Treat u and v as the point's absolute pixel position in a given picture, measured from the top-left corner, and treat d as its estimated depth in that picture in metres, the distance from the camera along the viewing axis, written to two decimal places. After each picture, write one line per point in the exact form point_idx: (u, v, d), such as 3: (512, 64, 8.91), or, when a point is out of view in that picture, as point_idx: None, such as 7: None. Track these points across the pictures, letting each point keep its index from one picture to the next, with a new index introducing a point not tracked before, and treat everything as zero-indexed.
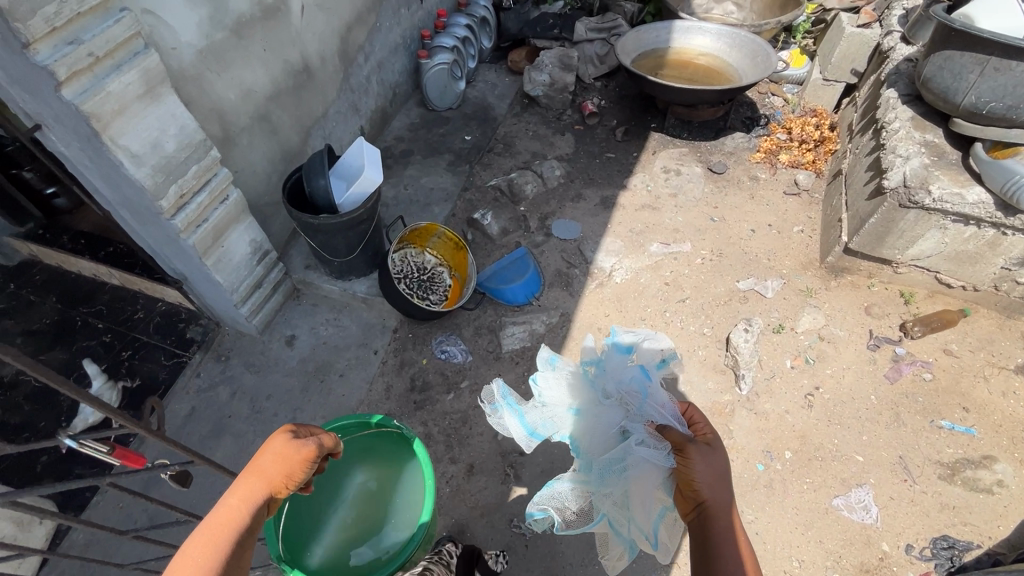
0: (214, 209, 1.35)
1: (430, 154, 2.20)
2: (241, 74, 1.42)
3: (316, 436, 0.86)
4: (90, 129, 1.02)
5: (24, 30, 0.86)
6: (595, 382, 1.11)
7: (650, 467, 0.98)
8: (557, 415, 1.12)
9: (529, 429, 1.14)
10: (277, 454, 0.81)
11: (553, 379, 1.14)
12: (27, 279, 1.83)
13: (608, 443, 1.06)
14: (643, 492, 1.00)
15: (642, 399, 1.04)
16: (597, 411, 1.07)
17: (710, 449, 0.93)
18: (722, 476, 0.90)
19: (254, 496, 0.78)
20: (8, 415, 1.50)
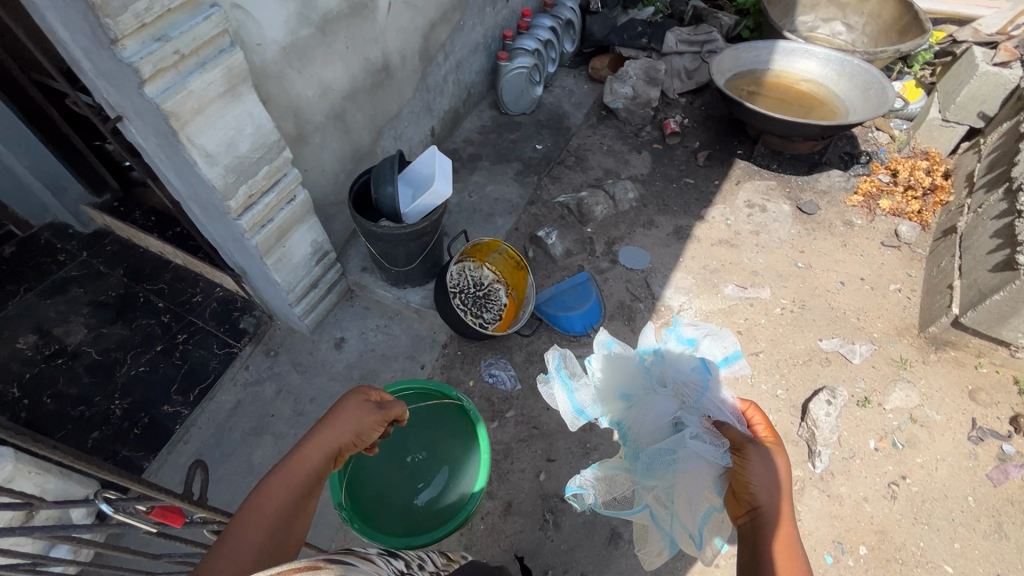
0: (280, 210, 1.32)
1: (498, 161, 2.12)
2: (321, 71, 1.37)
3: (385, 402, 0.92)
4: (168, 127, 0.99)
5: (113, 26, 0.82)
6: (652, 371, 1.11)
7: (702, 463, 0.96)
8: (609, 397, 1.13)
9: (578, 407, 1.16)
10: (353, 409, 0.86)
11: (609, 362, 1.15)
12: (99, 249, 1.88)
13: (658, 431, 1.05)
14: (690, 487, 0.98)
15: (700, 392, 1.03)
16: (650, 398, 1.08)
17: (772, 453, 0.85)
18: (782, 483, 0.80)
19: (329, 444, 0.82)
20: (69, 385, 1.54)
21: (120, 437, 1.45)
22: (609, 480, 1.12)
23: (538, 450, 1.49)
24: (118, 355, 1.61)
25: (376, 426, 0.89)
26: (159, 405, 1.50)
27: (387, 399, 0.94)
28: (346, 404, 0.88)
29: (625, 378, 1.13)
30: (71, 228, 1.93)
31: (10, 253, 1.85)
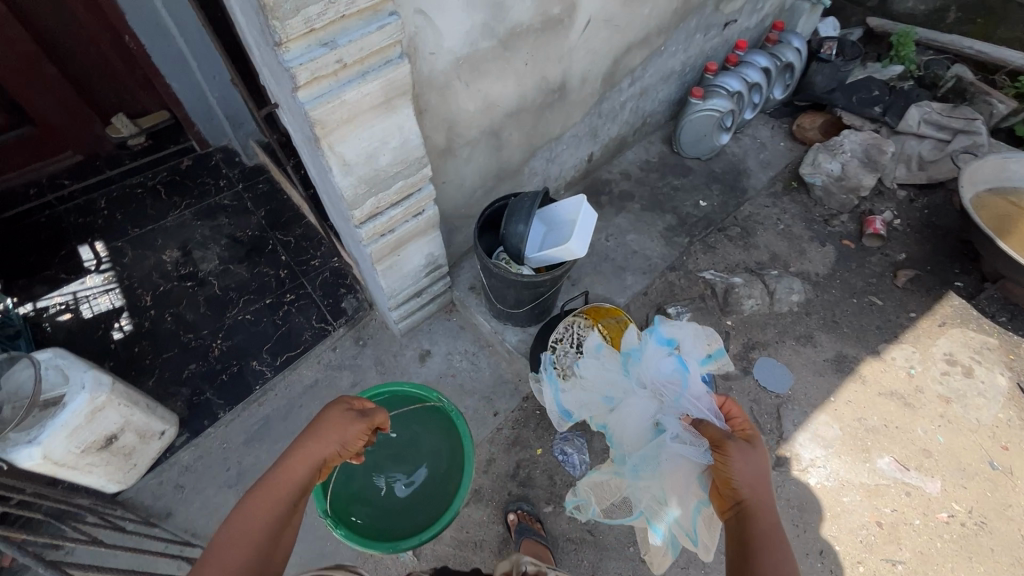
0: (404, 222, 1.24)
1: (650, 208, 1.88)
2: (491, 86, 1.24)
3: (368, 411, 0.88)
4: (313, 132, 0.92)
5: (279, 29, 0.75)
6: (632, 372, 1.25)
7: (682, 458, 1.03)
8: (596, 396, 1.28)
9: (566, 409, 1.32)
10: (333, 420, 0.83)
11: (594, 364, 1.29)
12: (253, 185, 2.00)
13: (639, 430, 1.17)
14: (676, 488, 1.03)
15: (677, 391, 1.15)
16: (630, 399, 1.21)
17: (750, 445, 0.87)
18: (762, 477, 0.83)
19: (313, 455, 0.79)
20: (188, 311, 1.66)
21: (210, 378, 1.53)
22: (599, 482, 1.22)
23: (585, 560, 1.32)
24: (234, 296, 1.70)
25: (362, 436, 0.86)
26: (250, 359, 1.56)
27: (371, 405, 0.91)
28: (327, 413, 0.85)
29: (609, 380, 1.27)
30: (238, 157, 2.08)
31: (185, 166, 2.03)
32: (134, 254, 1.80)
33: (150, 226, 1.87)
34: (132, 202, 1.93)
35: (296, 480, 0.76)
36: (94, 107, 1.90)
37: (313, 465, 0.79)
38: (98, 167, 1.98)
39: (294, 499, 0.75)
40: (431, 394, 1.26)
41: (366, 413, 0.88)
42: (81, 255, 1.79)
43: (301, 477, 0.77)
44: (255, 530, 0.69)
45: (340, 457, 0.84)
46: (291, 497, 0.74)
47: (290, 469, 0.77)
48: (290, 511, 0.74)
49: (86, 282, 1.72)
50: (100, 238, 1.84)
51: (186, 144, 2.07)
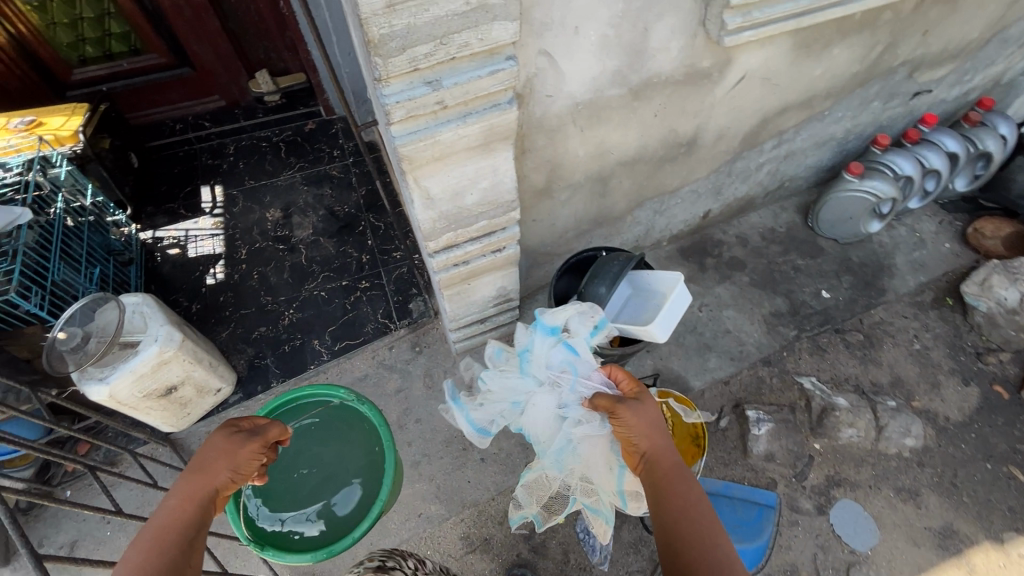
0: (480, 257, 1.17)
1: (759, 285, 1.66)
2: (608, 133, 1.11)
3: (255, 431, 0.94)
4: (401, 164, 0.87)
5: (381, 66, 0.69)
6: (528, 370, 1.16)
7: (595, 438, 1.07)
8: (501, 409, 1.18)
9: (483, 430, 1.20)
10: (220, 445, 0.88)
11: (495, 377, 1.19)
12: (361, 162, 2.04)
13: (550, 428, 1.12)
14: (598, 459, 1.08)
15: (571, 378, 1.11)
16: (535, 399, 1.13)
17: (638, 402, 0.94)
18: (655, 427, 0.90)
19: (205, 480, 0.83)
20: (272, 274, 1.74)
21: (274, 345, 1.59)
22: (532, 485, 1.18)
23: None
24: (315, 269, 1.75)
25: (255, 453, 0.92)
26: (313, 337, 1.61)
27: (257, 422, 0.97)
28: (213, 444, 0.89)
29: (510, 388, 1.17)
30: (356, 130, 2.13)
31: (308, 129, 2.12)
32: (243, 205, 1.91)
33: (264, 181, 1.98)
34: (255, 155, 2.05)
35: (191, 505, 0.80)
36: (243, 59, 2.03)
37: (207, 492, 0.83)
38: (235, 115, 2.13)
39: (194, 525, 0.78)
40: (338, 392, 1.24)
41: (254, 432, 0.95)
42: (201, 196, 1.93)
43: (198, 499, 0.81)
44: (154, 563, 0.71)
45: (236, 481, 0.89)
46: (188, 523, 0.78)
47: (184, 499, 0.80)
48: (194, 537, 0.77)
49: (198, 223, 1.86)
50: (220, 183, 1.97)
51: (314, 108, 2.16)
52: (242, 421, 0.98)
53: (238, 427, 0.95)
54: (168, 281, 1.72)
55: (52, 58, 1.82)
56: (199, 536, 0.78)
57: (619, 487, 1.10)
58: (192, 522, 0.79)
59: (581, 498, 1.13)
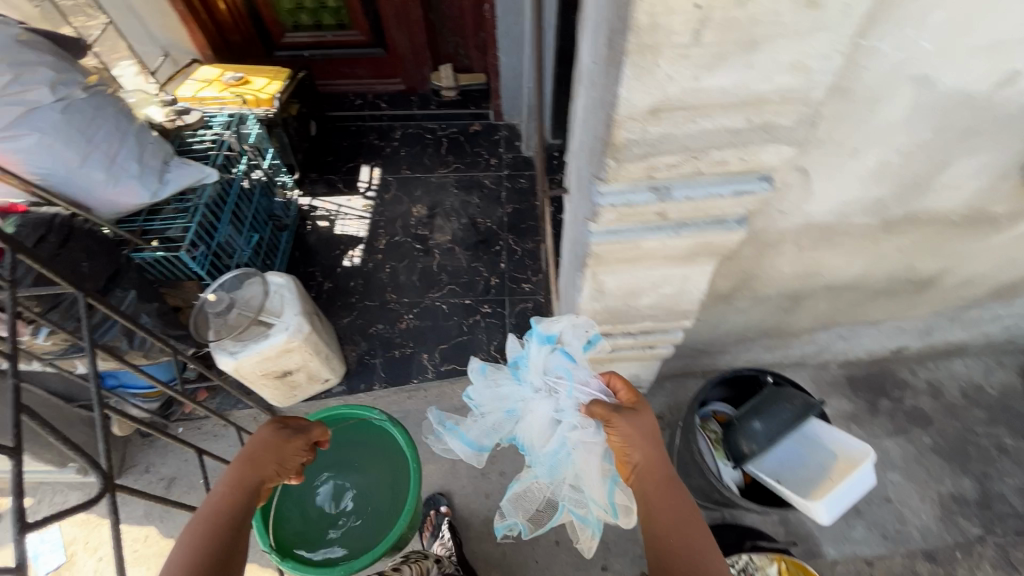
0: (626, 349, 1.02)
1: (948, 456, 1.33)
2: (829, 258, 0.90)
3: (299, 428, 0.94)
4: (584, 256, 0.74)
5: (610, 169, 0.56)
6: (521, 374, 0.96)
7: (593, 448, 0.88)
8: (491, 418, 0.97)
9: (475, 444, 0.99)
10: (268, 440, 0.87)
11: (481, 382, 0.99)
12: (516, 178, 1.96)
13: (542, 437, 0.91)
14: (592, 467, 0.88)
15: (565, 381, 0.90)
16: (531, 408, 0.92)
17: (632, 411, 0.81)
18: (646, 434, 0.79)
19: (252, 470, 0.83)
20: (403, 272, 1.73)
21: (386, 346, 1.59)
22: (519, 497, 0.98)
23: None
24: (443, 279, 1.72)
25: (298, 450, 0.91)
26: (424, 349, 1.58)
27: (302, 420, 0.97)
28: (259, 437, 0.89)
29: (497, 394, 0.96)
30: (519, 143, 2.06)
31: (473, 131, 2.09)
32: (394, 194, 1.93)
33: (419, 174, 1.99)
34: (418, 145, 2.07)
35: (239, 495, 0.80)
36: (433, 51, 2.04)
37: (254, 483, 0.82)
38: (410, 102, 2.16)
39: (239, 517, 0.78)
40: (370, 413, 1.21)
41: (300, 430, 0.94)
42: (359, 175, 1.98)
43: (245, 491, 0.80)
44: (202, 553, 0.71)
45: (280, 476, 0.88)
46: (234, 513, 0.77)
47: (232, 487, 0.80)
48: (238, 535, 0.76)
49: (350, 201, 1.91)
50: (380, 166, 2.01)
51: (484, 110, 2.12)
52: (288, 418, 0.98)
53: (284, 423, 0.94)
54: (310, 252, 1.78)
55: (272, 20, 1.94)
56: (244, 530, 0.77)
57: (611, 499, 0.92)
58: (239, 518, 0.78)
59: (569, 508, 0.94)
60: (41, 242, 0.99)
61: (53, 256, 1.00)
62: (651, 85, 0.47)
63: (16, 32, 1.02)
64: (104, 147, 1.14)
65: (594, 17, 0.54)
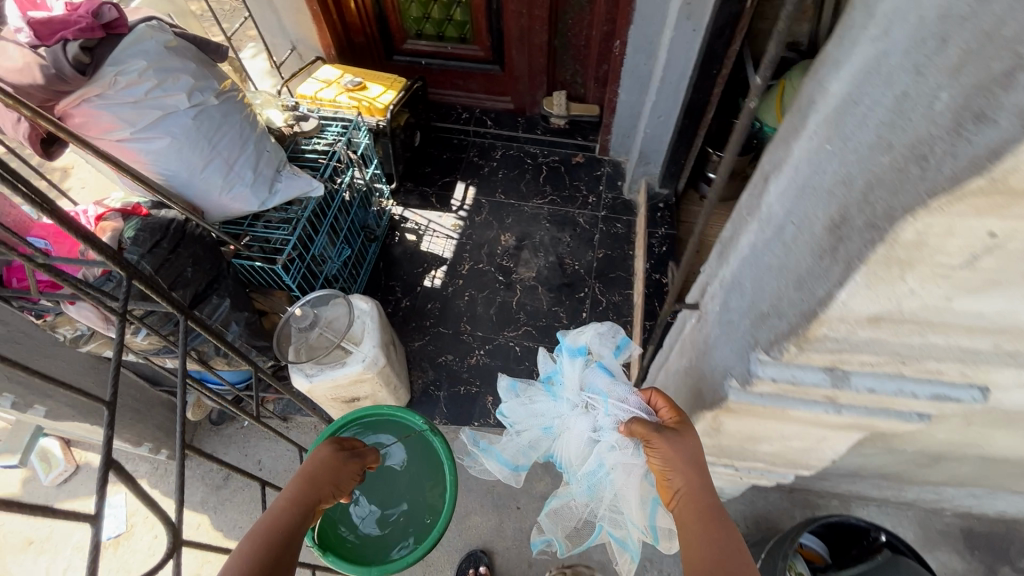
0: (721, 474, 0.91)
1: None
2: (1001, 437, 0.75)
3: (356, 451, 0.92)
4: (711, 401, 0.64)
5: (785, 353, 0.46)
6: (555, 391, 0.94)
7: (633, 469, 0.82)
8: (528, 435, 0.95)
9: (510, 464, 0.97)
10: (327, 459, 0.85)
11: (515, 399, 0.97)
12: (612, 221, 1.86)
13: (583, 456, 0.87)
14: (630, 487, 0.83)
15: (600, 395, 0.87)
16: (568, 426, 0.90)
17: (675, 431, 0.70)
18: (688, 454, 0.69)
19: (312, 487, 0.80)
20: (482, 304, 1.69)
21: (452, 380, 1.55)
22: (556, 513, 0.92)
23: None
24: (521, 318, 1.65)
25: (354, 475, 0.88)
26: (490, 390, 1.53)
27: (359, 444, 0.94)
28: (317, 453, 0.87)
29: (532, 411, 0.95)
30: (621, 183, 1.95)
31: (575, 162, 2.00)
32: (485, 218, 1.88)
33: (513, 201, 1.93)
34: (516, 169, 2.01)
35: (296, 510, 0.76)
36: (550, 76, 1.96)
37: (311, 501, 0.79)
38: (516, 123, 2.09)
39: (294, 534, 0.74)
40: (415, 419, 1.11)
41: (358, 454, 0.91)
42: (454, 192, 1.95)
43: (301, 508, 0.77)
44: (255, 566, 0.67)
45: (334, 499, 0.84)
46: (289, 528, 0.74)
47: (290, 502, 0.77)
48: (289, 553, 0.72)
49: (441, 219, 1.88)
50: (475, 185, 1.97)
51: (591, 143, 2.02)
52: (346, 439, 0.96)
53: (341, 443, 0.92)
54: (395, 265, 1.78)
55: (397, 26, 1.93)
56: (297, 551, 0.73)
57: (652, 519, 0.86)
58: (294, 533, 0.74)
59: (607, 529, 0.87)
60: (154, 248, 1.01)
61: (161, 263, 1.02)
62: (883, 295, 0.37)
63: (168, 38, 1.05)
64: (225, 154, 1.16)
65: (807, 176, 0.44)
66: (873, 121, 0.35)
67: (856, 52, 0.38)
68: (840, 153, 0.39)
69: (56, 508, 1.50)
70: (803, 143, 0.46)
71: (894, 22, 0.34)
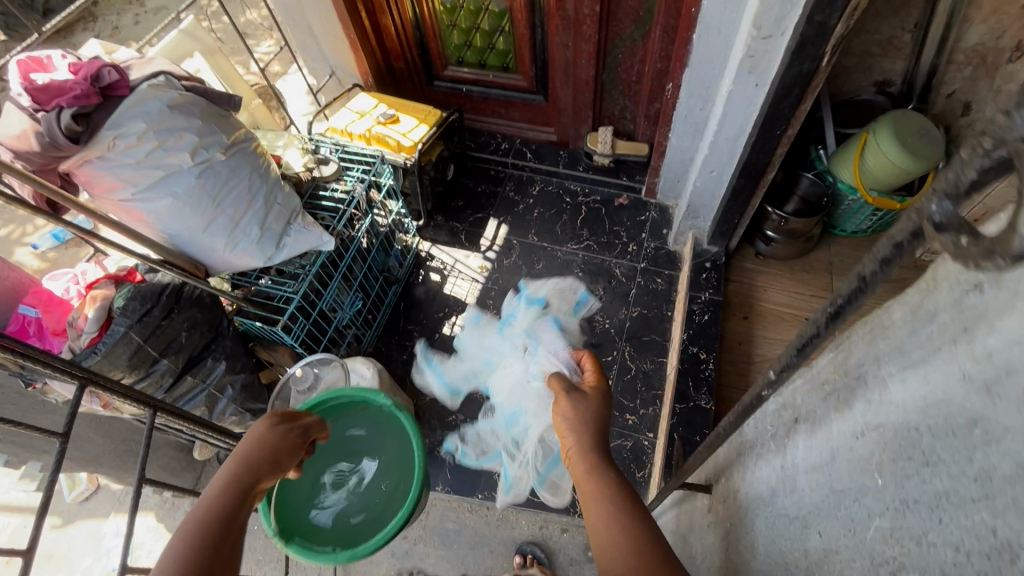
0: None
1: None
2: None
3: (299, 423, 0.84)
4: None
5: None
6: (507, 334, 1.57)
7: (543, 400, 1.40)
8: (473, 364, 1.55)
9: (450, 386, 1.53)
10: (263, 436, 0.77)
11: (477, 333, 1.60)
12: (652, 275, 1.70)
13: (511, 386, 1.46)
14: (540, 406, 1.40)
15: (537, 338, 1.51)
16: (508, 363, 1.50)
17: (580, 398, 0.90)
18: (589, 407, 0.88)
19: (247, 471, 0.73)
20: None
21: (460, 443, 1.47)
22: (476, 440, 1.45)
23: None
24: None
25: (299, 448, 0.82)
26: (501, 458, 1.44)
27: (301, 415, 0.88)
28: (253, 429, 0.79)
29: (484, 346, 1.56)
30: (666, 232, 1.77)
31: (617, 205, 1.84)
32: (514, 261, 1.77)
33: (546, 244, 1.80)
34: (553, 209, 1.87)
35: (231, 498, 0.69)
36: (596, 111, 1.80)
37: (247, 485, 0.72)
38: (557, 156, 1.94)
39: (231, 526, 0.67)
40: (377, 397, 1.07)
41: (306, 427, 0.84)
42: (484, 230, 1.85)
43: (237, 495, 0.70)
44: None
45: (274, 478, 0.77)
46: (225, 521, 0.67)
47: (222, 491, 0.69)
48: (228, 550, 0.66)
49: (467, 259, 1.79)
50: (508, 223, 1.86)
51: (637, 183, 1.84)
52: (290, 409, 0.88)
53: (281, 416, 0.84)
54: (415, 306, 1.70)
55: (437, 52, 1.83)
56: (239, 543, 0.67)
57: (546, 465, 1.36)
58: (234, 525, 0.68)
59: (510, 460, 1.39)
60: (145, 317, 0.98)
61: (151, 333, 0.99)
62: None
63: (175, 96, 1.02)
64: (231, 212, 1.11)
65: (846, 489, 0.31)
66: (965, 536, 0.23)
67: (936, 374, 0.25)
68: (900, 520, 0.26)
69: (76, 524, 1.49)
70: (845, 431, 0.32)
71: (1009, 406, 0.21)
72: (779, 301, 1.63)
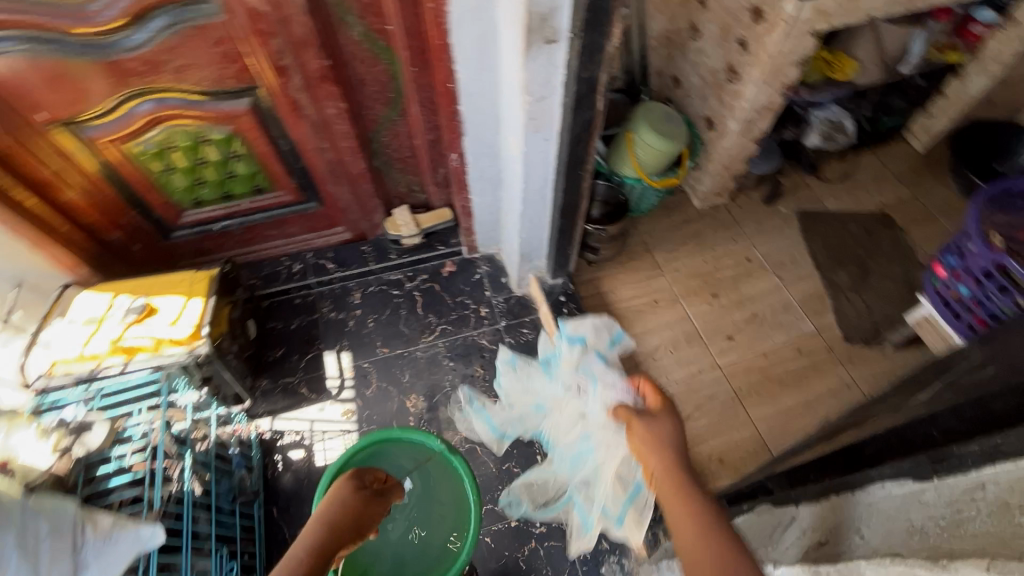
0: None
1: None
2: None
3: (372, 487, 0.92)
4: None
5: None
6: (556, 373, 1.45)
7: (609, 445, 1.27)
8: (522, 410, 1.46)
9: (497, 430, 1.46)
10: (347, 502, 0.87)
11: (519, 380, 1.49)
12: (517, 327, 1.65)
13: (569, 429, 1.37)
14: (608, 452, 1.27)
15: (591, 381, 1.38)
16: (562, 403, 1.41)
17: (651, 421, 1.00)
18: (664, 423, 0.98)
19: (330, 534, 0.82)
20: None
21: None
22: (533, 485, 1.39)
23: None
24: None
25: (377, 513, 0.90)
26: None
27: (382, 480, 0.96)
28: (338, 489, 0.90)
29: (533, 393, 1.46)
30: (506, 279, 1.73)
31: (447, 273, 1.73)
32: (377, 387, 1.54)
33: (400, 350, 1.60)
34: (386, 309, 1.67)
35: (316, 559, 0.79)
36: (382, 195, 1.64)
37: (330, 546, 0.81)
38: (362, 253, 1.74)
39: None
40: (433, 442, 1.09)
41: (381, 492, 0.93)
42: (325, 369, 1.57)
43: (323, 558, 0.79)
44: None
45: (356, 542, 0.85)
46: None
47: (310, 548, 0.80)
48: None
49: (324, 412, 1.50)
50: (349, 348, 1.60)
51: (456, 247, 1.76)
52: (373, 474, 0.97)
53: (363, 477, 0.94)
54: (293, 503, 1.38)
55: (161, 202, 1.45)
56: None
57: (619, 507, 1.23)
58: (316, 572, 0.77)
59: (581, 500, 1.31)
60: None
61: None
62: None
63: None
64: None
65: None
66: None
67: None
68: None
69: None
70: None
71: None
72: (628, 297, 1.73)
